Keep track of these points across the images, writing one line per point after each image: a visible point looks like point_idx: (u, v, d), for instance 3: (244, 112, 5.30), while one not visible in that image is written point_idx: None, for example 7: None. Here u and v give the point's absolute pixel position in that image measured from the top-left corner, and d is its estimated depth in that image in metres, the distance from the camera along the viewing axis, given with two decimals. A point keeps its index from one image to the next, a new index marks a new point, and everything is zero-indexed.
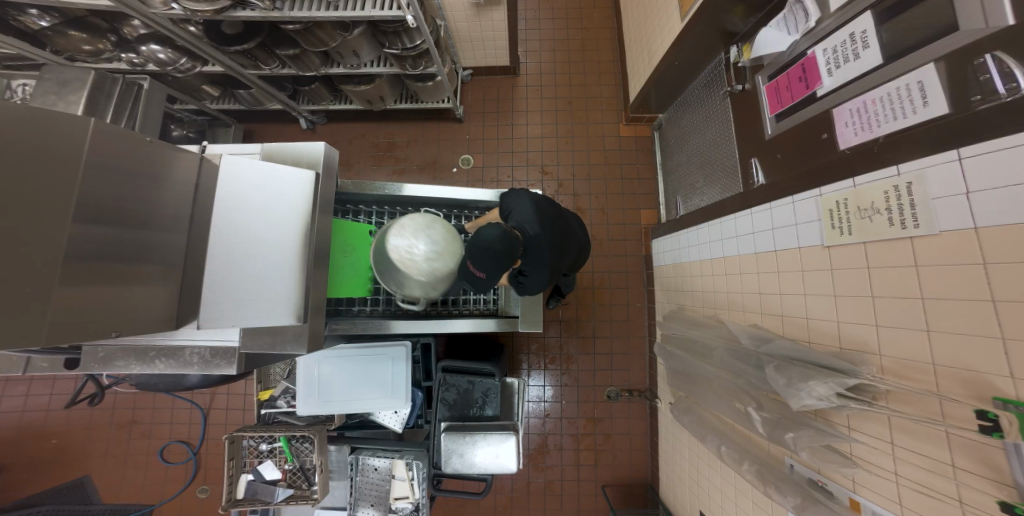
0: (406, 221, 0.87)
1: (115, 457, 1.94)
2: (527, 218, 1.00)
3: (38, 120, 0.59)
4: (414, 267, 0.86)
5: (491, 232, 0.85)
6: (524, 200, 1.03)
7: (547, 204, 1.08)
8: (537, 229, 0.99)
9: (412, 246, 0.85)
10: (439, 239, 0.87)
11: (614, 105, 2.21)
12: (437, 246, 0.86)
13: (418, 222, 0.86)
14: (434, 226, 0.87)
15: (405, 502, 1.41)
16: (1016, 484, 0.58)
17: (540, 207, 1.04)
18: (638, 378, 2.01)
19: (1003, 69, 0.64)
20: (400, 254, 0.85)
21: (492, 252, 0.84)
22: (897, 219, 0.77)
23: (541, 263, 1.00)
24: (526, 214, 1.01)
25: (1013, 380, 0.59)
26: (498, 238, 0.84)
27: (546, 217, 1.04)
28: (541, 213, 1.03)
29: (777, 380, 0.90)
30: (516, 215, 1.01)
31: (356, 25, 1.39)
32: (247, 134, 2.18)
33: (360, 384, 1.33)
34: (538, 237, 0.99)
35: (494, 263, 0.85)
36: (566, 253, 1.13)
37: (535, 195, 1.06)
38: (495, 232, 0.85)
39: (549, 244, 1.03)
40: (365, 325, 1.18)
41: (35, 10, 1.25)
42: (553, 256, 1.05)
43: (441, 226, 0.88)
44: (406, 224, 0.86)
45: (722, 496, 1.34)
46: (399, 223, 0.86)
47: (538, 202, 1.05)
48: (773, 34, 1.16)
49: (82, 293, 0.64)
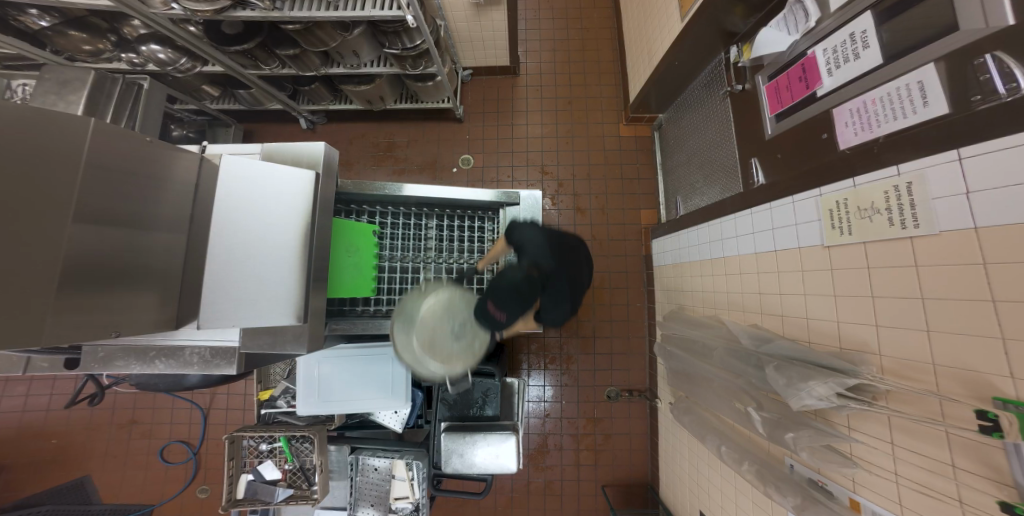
0: (425, 312, 0.96)
1: (115, 457, 1.94)
2: (540, 251, 1.01)
3: (38, 120, 0.59)
4: (455, 353, 0.95)
5: (511, 281, 0.95)
6: (534, 231, 1.04)
7: (556, 232, 1.09)
8: (551, 261, 1.02)
9: (443, 334, 0.95)
10: (464, 313, 0.97)
11: (614, 105, 2.21)
12: (465, 321, 0.96)
13: (436, 306, 0.96)
14: (454, 301, 0.97)
15: (405, 502, 1.40)
16: (1016, 484, 0.58)
17: (550, 236, 1.06)
18: (638, 378, 2.01)
19: (1003, 70, 0.64)
20: (437, 347, 0.95)
21: (514, 295, 0.93)
22: (897, 219, 0.77)
23: (560, 295, 1.03)
24: (539, 247, 1.02)
25: (1013, 380, 0.59)
26: (517, 284, 0.95)
27: (557, 246, 1.06)
28: (552, 243, 1.05)
29: (777, 380, 0.90)
30: (529, 249, 1.02)
31: (356, 25, 1.39)
32: (247, 134, 2.18)
33: (360, 384, 1.33)
34: (555, 270, 1.02)
35: (516, 305, 0.94)
36: (584, 276, 1.11)
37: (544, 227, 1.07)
38: (514, 280, 0.95)
39: (567, 273, 1.05)
40: (364, 325, 1.17)
41: (35, 10, 1.25)
42: (571, 284, 1.06)
43: (459, 298, 0.98)
44: (427, 315, 0.96)
45: (722, 496, 1.34)
46: (419, 323, 0.96)
47: (547, 232, 1.06)
48: (773, 34, 1.16)
49: (83, 294, 0.64)
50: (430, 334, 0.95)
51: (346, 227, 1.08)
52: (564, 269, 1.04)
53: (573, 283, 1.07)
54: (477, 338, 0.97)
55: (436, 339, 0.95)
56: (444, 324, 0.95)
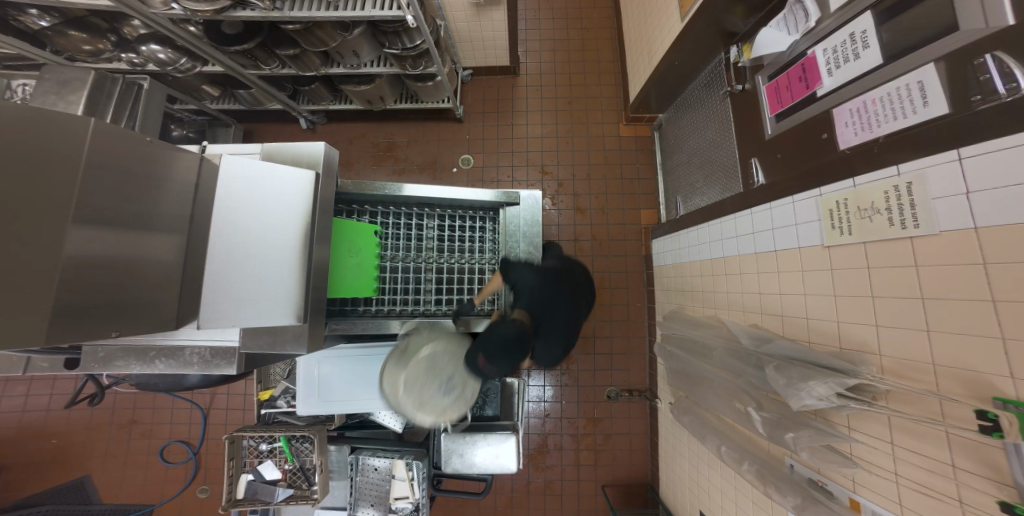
0: (411, 373, 0.96)
1: (115, 457, 1.94)
2: (534, 295, 1.00)
3: (38, 120, 0.59)
4: (447, 406, 0.95)
5: (504, 331, 0.91)
6: (528, 274, 1.03)
7: (555, 269, 1.05)
8: (547, 304, 0.99)
9: (432, 392, 0.94)
10: (450, 367, 0.95)
11: (614, 105, 2.21)
12: (450, 375, 0.95)
13: (420, 366, 0.95)
14: (438, 357, 0.96)
15: (405, 502, 1.40)
16: (1016, 484, 0.58)
17: (548, 276, 1.03)
18: (638, 378, 2.01)
19: (1003, 70, 0.64)
20: (429, 405, 0.95)
21: (505, 347, 0.90)
22: (897, 219, 0.77)
23: (553, 339, 1.00)
24: (533, 291, 1.01)
25: (1013, 380, 0.59)
26: (510, 334, 0.91)
27: (555, 285, 1.02)
28: (549, 282, 1.02)
29: (777, 380, 0.90)
30: (522, 294, 1.01)
31: (356, 25, 1.39)
32: (247, 134, 2.18)
33: (360, 384, 1.33)
34: (548, 314, 0.99)
35: (508, 357, 0.91)
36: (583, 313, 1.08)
37: (539, 269, 1.04)
38: (508, 330, 0.91)
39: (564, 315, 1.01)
40: (364, 325, 1.17)
41: (34, 10, 1.25)
42: (569, 325, 1.03)
43: (442, 352, 0.97)
44: (414, 377, 0.95)
45: (722, 495, 1.34)
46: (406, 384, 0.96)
47: (544, 273, 1.03)
48: (773, 34, 1.15)
49: (84, 294, 0.64)
50: (420, 394, 0.95)
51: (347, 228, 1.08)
52: (561, 311, 1.00)
53: (571, 324, 1.03)
54: (466, 389, 0.96)
55: (426, 397, 0.95)
56: (432, 382, 0.94)
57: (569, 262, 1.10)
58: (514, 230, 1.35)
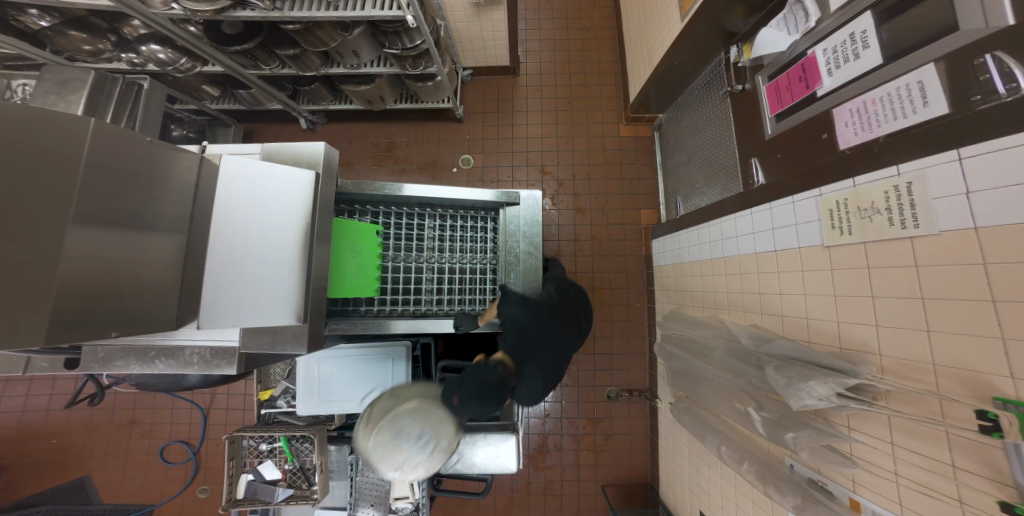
0: (371, 438, 0.73)
1: (115, 457, 1.94)
2: (522, 334, 0.99)
3: (37, 120, 0.59)
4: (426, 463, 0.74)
5: (484, 371, 0.86)
6: (517, 312, 1.04)
7: (544, 307, 1.05)
8: (534, 344, 0.98)
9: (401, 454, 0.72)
10: (418, 414, 0.74)
11: (614, 105, 2.21)
12: (421, 425, 0.73)
13: (381, 427, 0.73)
14: (401, 410, 0.74)
15: (405, 502, 1.38)
16: (1016, 484, 0.58)
17: (537, 314, 1.03)
18: (638, 378, 2.01)
19: (1003, 69, 0.64)
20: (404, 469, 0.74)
21: (481, 387, 0.83)
22: (897, 219, 0.77)
23: (537, 381, 0.96)
24: (521, 329, 1.01)
25: (1013, 380, 0.59)
26: (489, 375, 0.86)
27: (543, 325, 1.01)
28: (538, 322, 1.02)
29: (777, 381, 0.90)
30: (510, 332, 1.01)
31: (356, 25, 1.39)
32: (247, 134, 2.18)
33: (361, 384, 1.32)
34: (534, 355, 0.97)
35: (483, 401, 0.82)
36: (569, 354, 1.06)
37: (530, 307, 1.04)
38: (489, 370, 0.87)
39: (549, 356, 1.00)
40: (364, 325, 1.17)
41: (35, 10, 1.25)
42: (553, 365, 1.01)
43: (409, 408, 0.74)
44: (375, 442, 0.72)
45: (722, 495, 1.34)
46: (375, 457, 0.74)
47: (534, 311, 1.03)
48: (773, 34, 1.15)
49: (84, 294, 0.64)
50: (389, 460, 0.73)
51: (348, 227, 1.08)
52: (547, 350, 1.00)
53: (555, 366, 1.01)
54: (446, 436, 0.75)
55: (397, 461, 0.73)
56: (399, 441, 0.72)
57: (559, 300, 1.08)
58: (514, 230, 1.35)
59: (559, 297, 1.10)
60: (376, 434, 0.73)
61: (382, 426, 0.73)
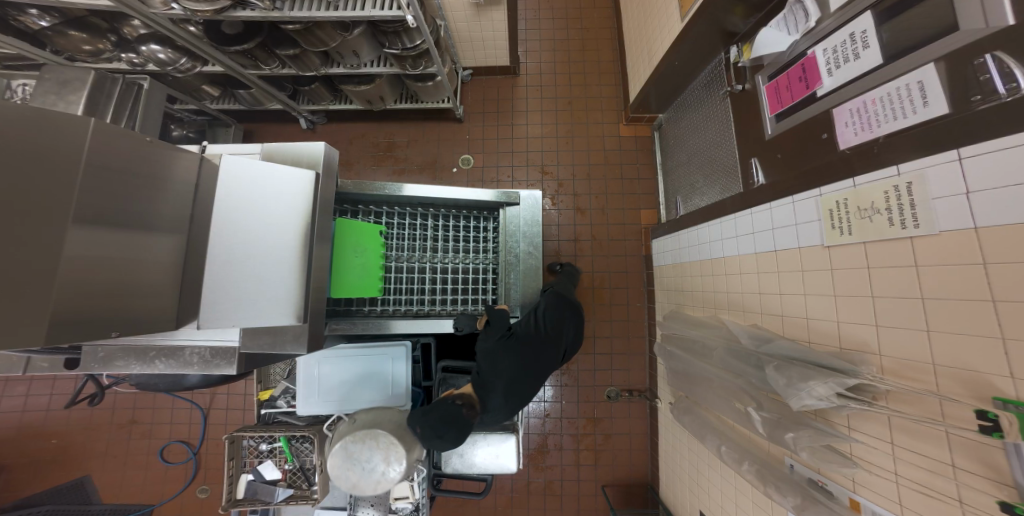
0: (337, 455, 1.08)
1: (115, 457, 1.94)
2: (493, 370, 1.15)
3: (38, 120, 0.59)
4: (379, 480, 1.06)
5: (443, 407, 1.06)
6: (490, 347, 1.15)
7: (518, 343, 1.15)
8: (501, 380, 1.14)
9: (358, 469, 1.06)
10: (373, 440, 1.06)
11: (614, 105, 2.21)
12: (376, 449, 1.06)
13: (344, 450, 1.07)
14: (360, 437, 1.06)
15: (405, 502, 1.38)
16: (1016, 484, 0.58)
17: (512, 351, 1.15)
18: (638, 378, 2.01)
19: (1003, 69, 0.64)
20: (361, 484, 1.07)
21: (442, 421, 1.04)
22: (897, 219, 0.77)
23: (499, 412, 1.16)
24: (492, 365, 1.15)
25: (1013, 380, 0.59)
26: (452, 412, 1.06)
27: (512, 363, 1.14)
28: (508, 358, 1.14)
29: (777, 380, 0.90)
30: (482, 365, 1.16)
31: (356, 25, 1.39)
32: (247, 134, 2.18)
33: (362, 384, 1.32)
34: (498, 390, 1.14)
35: (442, 432, 1.03)
36: (536, 383, 1.21)
37: (502, 344, 1.15)
38: (450, 404, 1.08)
39: (514, 388, 1.15)
40: (364, 326, 1.18)
41: (34, 10, 1.25)
42: (519, 393, 1.18)
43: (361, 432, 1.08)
44: (339, 456, 1.07)
45: (722, 495, 1.34)
46: (338, 470, 1.08)
47: (507, 347, 1.15)
48: (773, 34, 1.15)
49: (85, 294, 0.64)
50: (351, 476, 1.07)
51: (348, 227, 1.08)
52: (513, 384, 1.15)
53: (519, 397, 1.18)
54: (384, 453, 1.05)
55: (354, 474, 1.06)
56: (356, 462, 1.06)
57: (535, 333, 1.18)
58: (514, 230, 1.35)
59: (538, 328, 1.19)
60: (337, 451, 1.07)
61: (343, 446, 1.07)
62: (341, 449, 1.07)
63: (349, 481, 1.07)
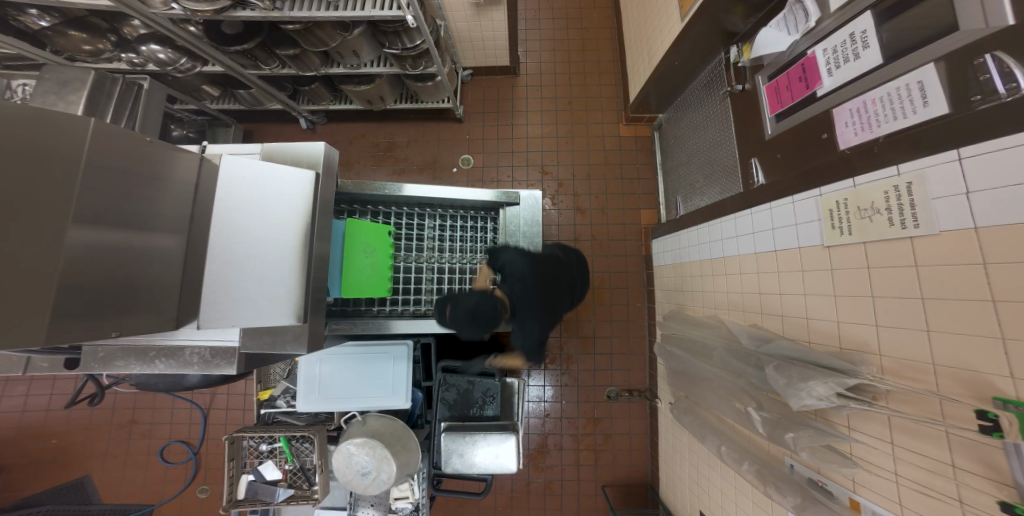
0: (338, 450, 1.18)
1: (114, 457, 1.94)
2: (515, 276, 1.08)
3: (37, 119, 0.59)
4: (369, 484, 1.17)
5: (475, 299, 1.09)
6: (515, 258, 1.11)
7: (541, 258, 1.14)
8: (524, 285, 1.07)
9: (355, 469, 1.17)
10: (371, 449, 1.15)
11: (614, 105, 2.21)
12: (371, 458, 1.15)
13: (346, 450, 1.17)
14: (361, 444, 1.16)
15: (405, 502, 1.37)
16: (1016, 484, 0.58)
17: (530, 257, 1.12)
18: (638, 378, 2.01)
19: (1003, 69, 0.64)
20: (354, 481, 1.18)
21: (470, 315, 1.09)
22: (897, 219, 0.77)
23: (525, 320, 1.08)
24: (516, 273, 1.09)
25: (1012, 380, 0.59)
26: (481, 306, 1.08)
27: (535, 272, 1.10)
28: (533, 268, 1.10)
29: (777, 380, 0.90)
30: (507, 275, 1.11)
31: (356, 25, 1.38)
32: (247, 134, 2.18)
33: (366, 398, 1.32)
34: (523, 295, 1.07)
35: (467, 324, 1.10)
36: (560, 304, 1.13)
37: (525, 254, 1.12)
38: (483, 300, 1.09)
39: (539, 297, 1.08)
40: (364, 326, 1.20)
41: (35, 10, 1.25)
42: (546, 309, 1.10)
43: (363, 437, 1.17)
44: (341, 452, 1.18)
45: (722, 495, 1.34)
46: (337, 463, 1.19)
47: (529, 256, 1.12)
48: (773, 34, 1.16)
49: (86, 294, 0.64)
50: (347, 471, 1.18)
51: (355, 227, 1.08)
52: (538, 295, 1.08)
53: (548, 312, 1.10)
54: (378, 461, 1.15)
55: (351, 469, 1.18)
56: (354, 463, 1.17)
57: (556, 257, 1.18)
58: (514, 230, 1.36)
59: (557, 257, 1.19)
60: (340, 447, 1.18)
61: (346, 445, 1.17)
62: (343, 446, 1.18)
63: (345, 475, 1.19)
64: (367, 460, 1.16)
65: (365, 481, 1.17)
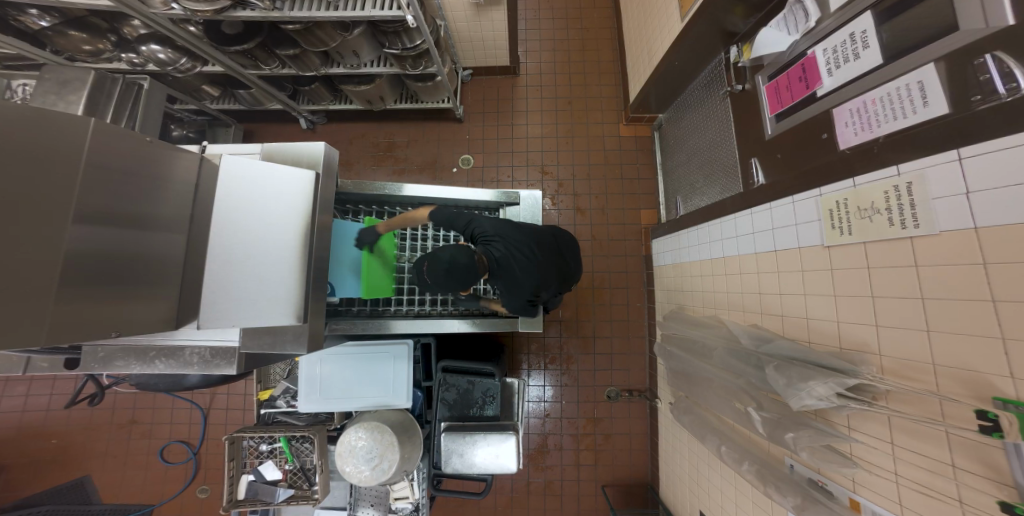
0: (345, 432, 1.20)
1: (115, 457, 1.94)
2: (492, 237, 1.05)
3: (37, 119, 0.59)
4: (367, 473, 1.17)
5: (452, 254, 0.93)
6: (489, 223, 1.08)
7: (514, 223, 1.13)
8: (502, 243, 1.04)
9: (358, 455, 1.18)
10: (378, 434, 1.18)
11: (614, 105, 2.21)
12: (376, 444, 1.18)
13: (353, 433, 1.19)
14: (370, 428, 1.19)
15: (405, 502, 1.36)
16: (1016, 484, 0.58)
17: (503, 221, 1.10)
18: (638, 378, 2.01)
19: (1003, 70, 0.64)
20: (354, 467, 1.19)
21: (446, 271, 0.92)
22: (897, 219, 0.77)
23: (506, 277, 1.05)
24: (494, 234, 1.06)
25: (1012, 380, 0.59)
26: (460, 258, 0.93)
27: (511, 233, 1.07)
28: (509, 230, 1.08)
29: (777, 380, 0.90)
30: (487, 238, 1.06)
31: (356, 25, 1.38)
32: (247, 134, 2.18)
33: (369, 402, 1.31)
34: (502, 253, 1.03)
35: (448, 280, 0.93)
36: (545, 265, 1.10)
37: (498, 219, 1.11)
38: (461, 254, 0.94)
39: (521, 255, 1.05)
40: (364, 326, 1.21)
41: (35, 10, 1.25)
42: (529, 268, 1.06)
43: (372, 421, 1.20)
44: (348, 434, 1.20)
45: (722, 496, 1.34)
46: (340, 445, 1.20)
47: (502, 220, 1.10)
48: (773, 34, 1.16)
49: (87, 293, 0.64)
50: (347, 457, 1.19)
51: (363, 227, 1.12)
52: (519, 253, 1.05)
53: (532, 271, 1.07)
54: (383, 447, 1.18)
55: (352, 453, 1.19)
56: (357, 449, 1.18)
57: (531, 226, 1.17)
58: None
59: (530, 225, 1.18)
60: (348, 429, 1.20)
61: (354, 426, 1.20)
62: (351, 428, 1.20)
63: (343, 459, 1.19)
64: (371, 445, 1.18)
65: (363, 468, 1.17)
